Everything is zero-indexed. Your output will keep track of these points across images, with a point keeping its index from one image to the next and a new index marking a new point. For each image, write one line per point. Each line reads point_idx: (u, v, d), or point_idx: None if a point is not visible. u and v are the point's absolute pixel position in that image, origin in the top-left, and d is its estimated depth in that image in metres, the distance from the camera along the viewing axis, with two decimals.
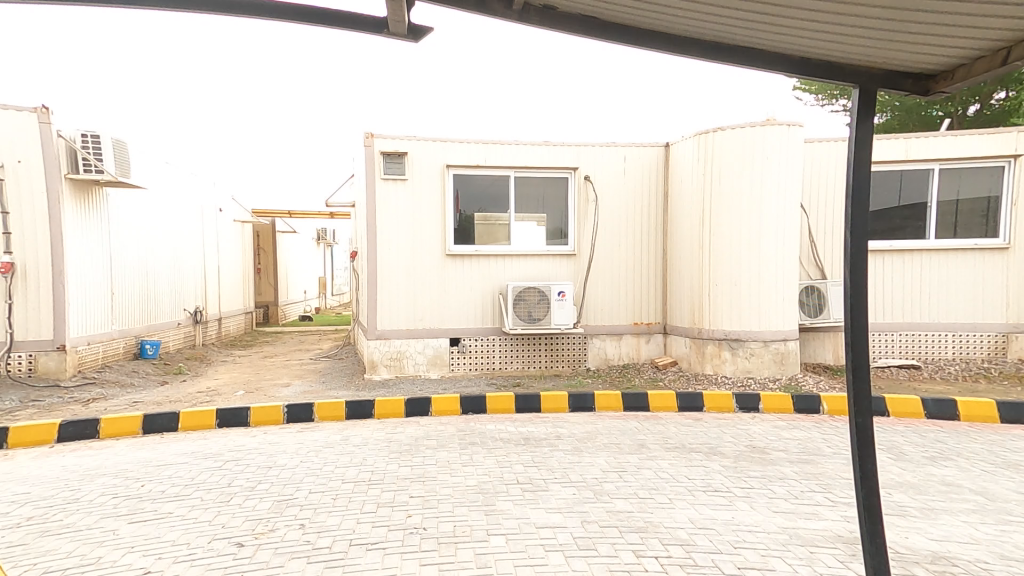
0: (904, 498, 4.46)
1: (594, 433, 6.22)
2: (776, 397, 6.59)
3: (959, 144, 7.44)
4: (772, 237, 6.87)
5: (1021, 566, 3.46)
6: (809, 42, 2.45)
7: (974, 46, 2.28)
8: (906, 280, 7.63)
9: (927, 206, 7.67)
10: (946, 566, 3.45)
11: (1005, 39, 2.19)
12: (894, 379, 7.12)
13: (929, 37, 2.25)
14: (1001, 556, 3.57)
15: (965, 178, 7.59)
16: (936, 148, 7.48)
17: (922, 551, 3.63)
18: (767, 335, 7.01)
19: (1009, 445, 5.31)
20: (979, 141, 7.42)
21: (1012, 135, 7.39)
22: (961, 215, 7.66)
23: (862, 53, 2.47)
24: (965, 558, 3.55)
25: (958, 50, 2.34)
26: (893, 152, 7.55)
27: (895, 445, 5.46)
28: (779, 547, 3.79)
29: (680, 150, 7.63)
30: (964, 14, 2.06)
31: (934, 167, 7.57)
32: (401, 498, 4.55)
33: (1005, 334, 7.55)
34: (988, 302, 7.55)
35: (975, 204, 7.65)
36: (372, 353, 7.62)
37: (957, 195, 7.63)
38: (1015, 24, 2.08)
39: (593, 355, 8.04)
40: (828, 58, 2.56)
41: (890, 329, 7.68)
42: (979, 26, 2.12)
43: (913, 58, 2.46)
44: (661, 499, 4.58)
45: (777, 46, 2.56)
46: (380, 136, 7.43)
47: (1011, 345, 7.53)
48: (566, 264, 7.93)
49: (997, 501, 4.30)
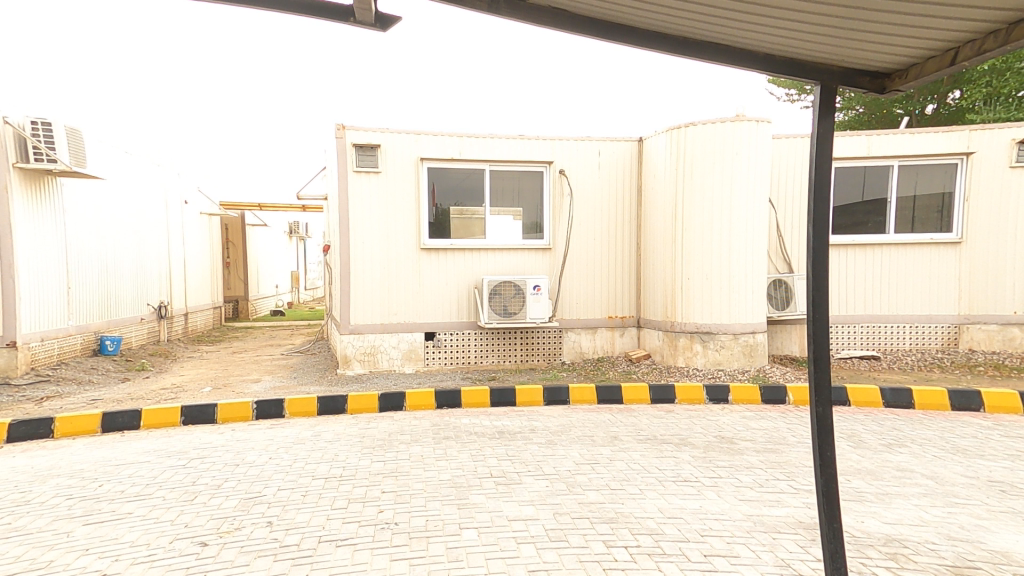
0: (862, 484, 4.63)
1: (568, 426, 6.28)
2: (744, 389, 6.72)
3: (917, 142, 7.69)
4: (742, 231, 6.98)
5: (967, 546, 3.63)
6: (775, 37, 2.47)
7: (926, 46, 2.35)
8: (868, 273, 7.86)
9: (888, 201, 7.90)
10: (897, 547, 3.60)
11: (955, 39, 2.26)
12: (856, 369, 7.33)
13: (885, 36, 2.31)
14: (948, 536, 3.75)
15: (922, 175, 7.84)
16: (897, 145, 7.70)
17: (875, 535, 3.78)
18: (737, 328, 7.12)
19: (959, 431, 5.54)
20: (936, 138, 7.66)
21: (965, 133, 7.65)
22: (919, 211, 7.91)
23: (827, 49, 2.50)
24: (915, 540, 3.70)
25: (911, 49, 2.40)
26: (856, 148, 7.75)
27: (855, 433, 5.64)
28: (744, 534, 3.89)
29: (653, 144, 7.67)
30: (920, 13, 2.11)
31: (894, 164, 7.80)
32: (373, 493, 4.53)
33: (958, 326, 7.84)
34: (942, 295, 7.83)
35: (932, 200, 7.90)
36: (345, 347, 7.53)
37: (915, 192, 7.88)
38: (964, 26, 2.15)
39: (568, 349, 8.07)
40: (791, 55, 2.59)
41: (852, 321, 7.91)
42: (934, 25, 2.16)
43: (872, 56, 2.52)
44: (632, 490, 4.66)
45: (745, 42, 2.58)
46: (351, 127, 7.28)
47: (962, 336, 7.83)
48: (540, 258, 7.94)
49: (947, 485, 4.49)
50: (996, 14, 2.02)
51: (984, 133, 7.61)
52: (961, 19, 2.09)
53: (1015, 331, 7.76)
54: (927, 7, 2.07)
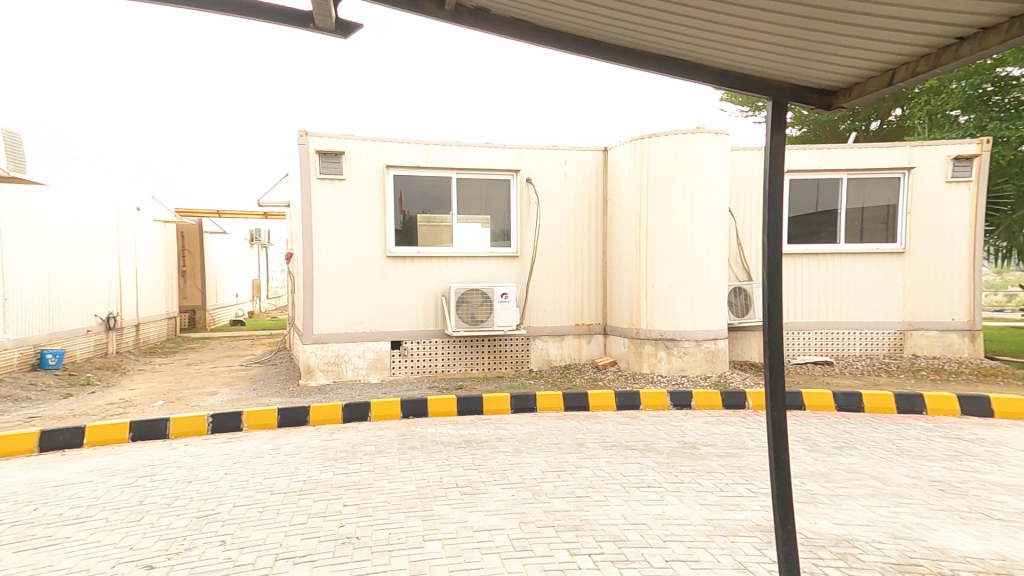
0: (814, 486, 4.78)
1: (536, 433, 6.29)
2: (707, 394, 6.85)
3: (864, 156, 8.05)
4: (704, 239, 7.16)
5: (909, 543, 3.79)
6: (730, 54, 2.55)
7: (870, 67, 2.45)
8: (820, 281, 8.16)
9: (838, 212, 8.24)
10: (846, 548, 3.73)
11: (892, 61, 2.38)
12: (810, 374, 7.58)
13: (832, 55, 2.40)
14: (892, 535, 3.90)
15: (868, 187, 8.21)
16: (845, 159, 8.05)
17: (827, 535, 3.91)
18: (699, 335, 7.28)
19: (903, 433, 5.79)
20: (880, 152, 8.03)
21: (907, 148, 8.03)
22: (866, 221, 8.26)
23: (777, 67, 2.58)
24: (862, 539, 3.84)
25: (855, 69, 2.49)
26: (808, 161, 8.08)
27: (809, 437, 5.81)
28: (704, 538, 3.96)
29: (618, 154, 7.78)
30: (862, 37, 2.21)
31: (843, 177, 8.15)
32: (335, 507, 4.42)
33: (902, 332, 8.20)
34: (888, 303, 8.18)
35: (877, 212, 8.25)
36: (308, 357, 7.37)
37: (863, 204, 8.24)
38: (902, 48, 2.25)
39: (536, 357, 8.08)
40: (745, 70, 2.67)
41: (806, 328, 8.20)
42: (877, 47, 2.26)
43: (818, 75, 2.62)
44: (597, 497, 4.69)
45: (701, 57, 2.65)
46: (315, 134, 7.17)
47: (907, 341, 8.19)
48: (508, 266, 7.96)
49: (893, 486, 4.68)
50: (930, 39, 2.13)
51: (925, 149, 8.01)
52: (901, 41, 2.19)
53: (955, 337, 8.15)
54: (868, 31, 2.16)
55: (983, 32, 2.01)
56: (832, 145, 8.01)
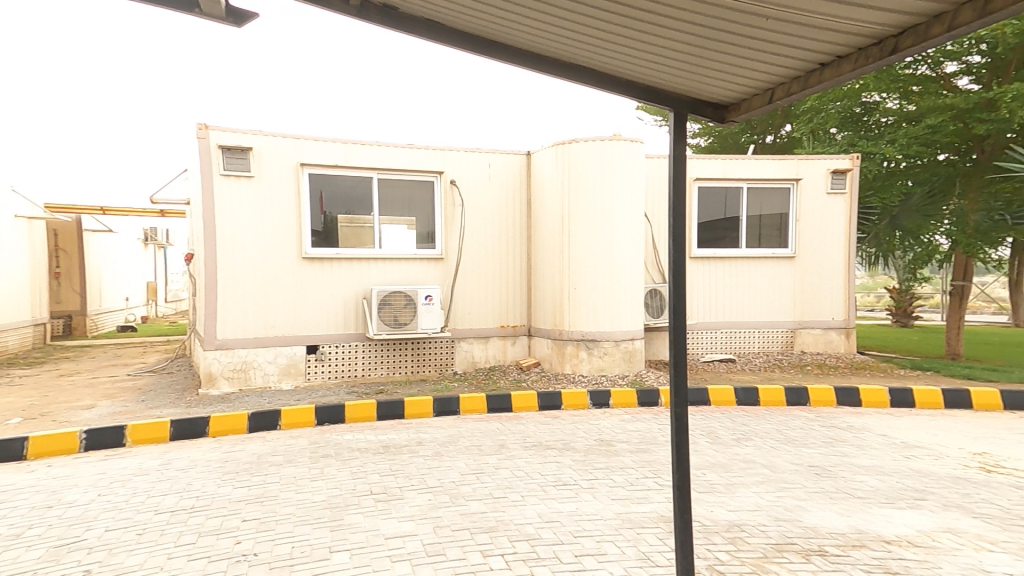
0: (713, 475, 5.06)
1: (457, 436, 6.23)
2: (624, 392, 7.09)
3: (761, 167, 8.72)
4: (623, 243, 7.45)
5: (789, 524, 4.09)
6: (632, 62, 2.56)
7: (754, 86, 2.57)
8: (722, 283, 8.72)
9: (739, 219, 8.83)
10: (736, 532, 3.97)
11: (770, 82, 2.51)
12: (715, 371, 8.07)
13: (724, 71, 2.47)
14: (775, 517, 4.20)
15: (765, 196, 8.86)
16: (745, 169, 8.68)
17: (721, 522, 4.14)
18: (617, 335, 7.54)
19: (790, 423, 6.28)
20: (774, 164, 8.73)
21: (795, 161, 8.79)
22: (763, 227, 8.90)
23: (675, 79, 2.63)
24: (750, 523, 4.11)
25: (744, 87, 2.60)
26: (713, 169, 8.64)
27: (712, 430, 6.15)
28: (612, 532, 4.07)
29: (541, 158, 7.94)
30: (745, 58, 2.33)
31: (743, 186, 8.76)
32: (231, 523, 4.13)
33: (792, 330, 8.91)
34: (779, 304, 8.87)
35: (772, 219, 8.91)
36: (210, 364, 6.90)
37: (760, 212, 8.87)
38: (781, 69, 2.37)
39: (461, 359, 8.04)
40: (646, 81, 2.69)
41: (712, 328, 8.72)
42: (758, 69, 2.40)
43: (711, 91, 2.69)
44: (514, 497, 4.70)
45: (604, 63, 2.64)
46: (216, 128, 6.75)
47: (797, 339, 8.91)
48: (433, 268, 7.88)
49: (779, 472, 5.04)
50: (798, 65, 2.31)
51: (810, 162, 8.80)
52: (775, 66, 2.35)
53: (835, 335, 8.94)
54: (750, 53, 2.28)
55: (839, 61, 2.21)
56: (736, 156, 8.61)
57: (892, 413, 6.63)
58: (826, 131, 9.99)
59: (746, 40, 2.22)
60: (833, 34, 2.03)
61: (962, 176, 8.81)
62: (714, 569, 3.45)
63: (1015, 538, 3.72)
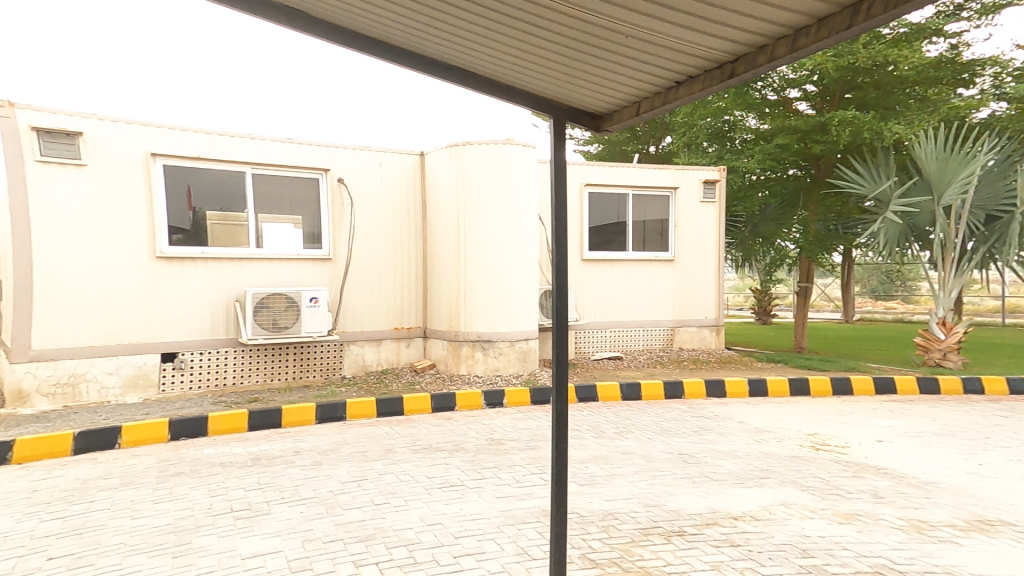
0: (595, 467, 5.16)
1: (340, 443, 5.76)
2: (517, 392, 7.08)
3: (644, 175, 9.29)
4: (518, 246, 7.50)
5: (658, 509, 4.24)
6: (505, 60, 2.46)
7: (623, 97, 2.59)
8: (609, 284, 9.14)
9: (625, 225, 9.32)
10: (610, 520, 4.05)
11: (638, 94, 2.54)
12: (604, 368, 8.42)
13: (594, 78, 2.45)
14: (646, 503, 4.35)
15: (649, 204, 9.42)
16: (630, 177, 9.21)
17: (597, 511, 4.21)
18: (513, 336, 7.55)
19: (666, 415, 6.66)
20: (656, 173, 9.35)
21: (675, 171, 9.45)
22: (648, 232, 9.46)
23: (548, 84, 2.57)
24: (624, 511, 4.21)
25: (614, 96, 2.60)
26: (601, 176, 9.07)
27: (597, 425, 6.31)
28: (494, 530, 3.92)
29: (435, 159, 7.78)
30: (612, 66, 2.33)
31: (629, 194, 9.28)
32: (33, 564, 3.39)
33: (672, 329, 9.53)
34: (660, 304, 9.45)
35: (656, 225, 9.49)
36: (22, 379, 5.87)
37: (644, 218, 9.41)
38: (648, 81, 2.40)
39: (350, 363, 7.57)
40: (520, 84, 2.60)
41: (602, 327, 9.10)
42: (623, 83, 2.43)
43: (585, 99, 2.66)
44: (396, 502, 4.38)
45: (476, 62, 2.50)
46: (26, 107, 5.79)
47: (677, 336, 9.55)
48: (321, 269, 7.39)
49: (653, 461, 5.27)
50: (663, 78, 2.36)
51: (686, 172, 9.50)
52: (642, 77, 2.38)
53: (707, 333, 9.68)
54: (615, 64, 2.30)
55: (690, 80, 2.33)
56: (620, 163, 9.10)
57: (749, 401, 7.24)
58: (700, 143, 10.77)
59: (611, 50, 2.24)
60: (684, 54, 2.13)
61: (805, 190, 9.89)
62: (586, 557, 3.51)
63: (832, 505, 4.26)
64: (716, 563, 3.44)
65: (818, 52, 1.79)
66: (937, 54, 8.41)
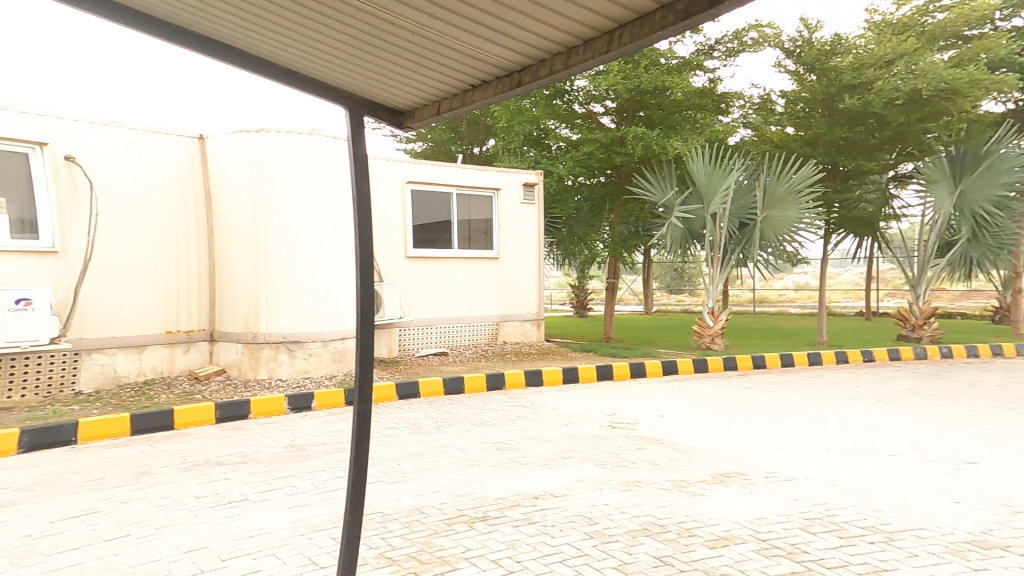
0: (407, 463, 4.95)
1: (61, 475, 4.51)
2: (329, 394, 6.53)
3: (465, 176, 9.40)
4: (327, 242, 7.08)
5: (467, 499, 4.24)
6: (286, 48, 2.30)
7: (422, 96, 2.66)
8: (431, 283, 9.14)
9: (450, 224, 9.37)
10: (415, 515, 3.94)
11: (435, 94, 2.63)
12: (429, 364, 8.39)
13: (388, 74, 2.45)
14: (456, 494, 4.32)
15: (473, 203, 9.61)
16: (453, 176, 9.29)
17: (403, 508, 4.06)
18: (327, 335, 7.10)
19: (487, 406, 6.80)
20: (478, 174, 9.51)
21: (497, 172, 9.78)
22: (473, 230, 9.65)
23: (342, 76, 2.50)
24: (432, 504, 4.13)
25: (413, 93, 2.64)
26: (425, 173, 9.03)
27: (416, 421, 6.13)
28: (277, 543, 3.37)
29: (215, 145, 7.09)
30: (403, 65, 2.35)
31: (452, 193, 9.33)
32: None
33: (496, 324, 9.86)
34: (486, 300, 9.72)
35: (480, 224, 9.73)
36: None
37: (469, 216, 9.58)
38: (441, 81, 2.49)
39: (90, 376, 6.42)
40: (309, 72, 2.47)
41: (426, 324, 9.10)
42: (419, 80, 2.48)
43: (383, 94, 2.66)
44: (142, 532, 3.52)
45: (252, 45, 2.29)
46: None
47: (501, 331, 9.91)
48: (43, 264, 6.19)
49: (467, 452, 5.27)
50: (456, 81, 2.48)
51: (507, 175, 9.89)
52: (436, 78, 2.46)
53: (529, 326, 10.21)
54: (407, 62, 2.33)
55: (484, 83, 2.49)
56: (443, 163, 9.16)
57: (562, 387, 7.81)
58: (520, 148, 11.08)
59: (400, 49, 2.25)
60: (470, 58, 2.26)
61: (610, 196, 11.11)
62: (382, 556, 3.35)
63: (617, 475, 4.78)
64: (512, 542, 3.56)
65: (585, 69, 2.06)
66: (701, 84, 10.15)
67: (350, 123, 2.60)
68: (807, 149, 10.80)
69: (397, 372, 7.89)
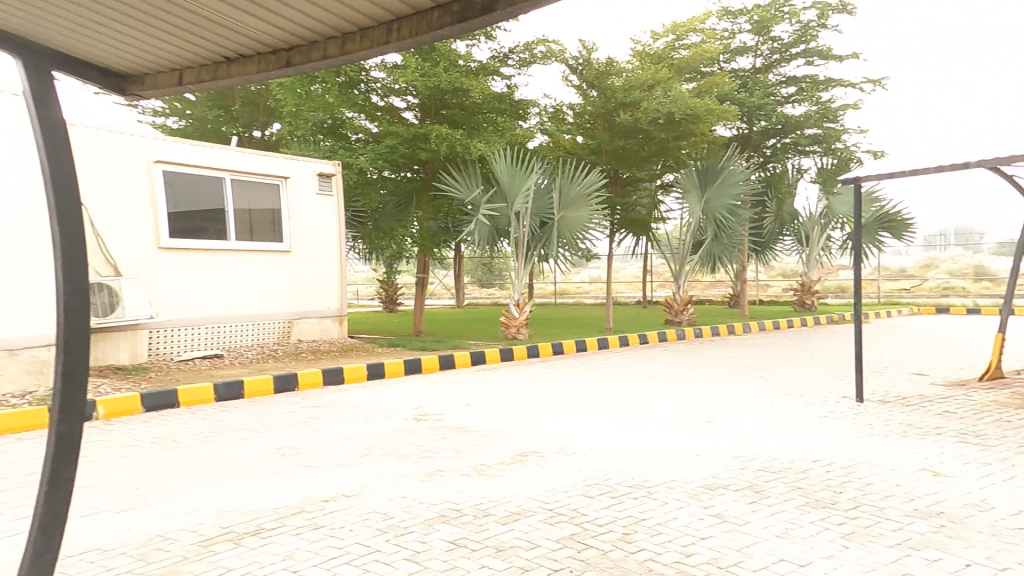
0: (149, 483, 4.31)
1: None
2: (24, 415, 5.65)
3: (241, 160, 8.92)
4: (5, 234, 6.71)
5: (227, 513, 3.83)
6: None
7: (161, 61, 2.69)
8: (201, 276, 8.52)
9: (226, 212, 8.83)
10: (154, 544, 3.39)
11: (178, 62, 2.73)
12: (194, 369, 7.72)
13: (118, 33, 2.41)
14: (218, 510, 3.86)
15: (253, 191, 9.15)
16: (222, 160, 8.69)
17: (135, 540, 3.45)
18: (18, 343, 6.74)
19: (270, 410, 6.36)
20: (258, 159, 9.09)
21: (282, 159, 9.37)
22: (254, 220, 9.17)
23: (45, 26, 2.28)
24: (178, 527, 3.62)
25: (148, 58, 2.65)
26: (191, 155, 8.37)
27: (173, 435, 5.42)
28: None
29: None
30: (141, 27, 2.39)
31: (225, 177, 8.78)
32: None
33: (289, 321, 9.54)
34: (276, 295, 9.37)
35: (263, 215, 9.27)
36: None
37: (249, 206, 9.09)
38: (187, 50, 2.61)
39: None
40: None
41: (195, 324, 8.42)
42: (161, 45, 2.54)
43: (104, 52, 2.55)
44: None
45: None
46: None
47: (294, 329, 9.61)
48: None
49: (236, 460, 4.81)
50: (205, 52, 2.65)
51: (296, 163, 9.55)
52: (184, 47, 2.58)
53: (330, 323, 10.06)
54: (148, 25, 2.38)
55: (242, 59, 2.72)
56: (205, 145, 8.51)
57: (365, 384, 7.69)
58: (316, 137, 10.92)
59: (140, 10, 2.32)
60: (225, 36, 2.51)
61: (417, 192, 11.33)
62: None
63: (419, 467, 4.78)
64: (289, 552, 3.31)
65: (359, 54, 2.49)
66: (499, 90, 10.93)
67: (27, 73, 2.21)
68: (593, 157, 12.51)
69: (143, 380, 7.04)
